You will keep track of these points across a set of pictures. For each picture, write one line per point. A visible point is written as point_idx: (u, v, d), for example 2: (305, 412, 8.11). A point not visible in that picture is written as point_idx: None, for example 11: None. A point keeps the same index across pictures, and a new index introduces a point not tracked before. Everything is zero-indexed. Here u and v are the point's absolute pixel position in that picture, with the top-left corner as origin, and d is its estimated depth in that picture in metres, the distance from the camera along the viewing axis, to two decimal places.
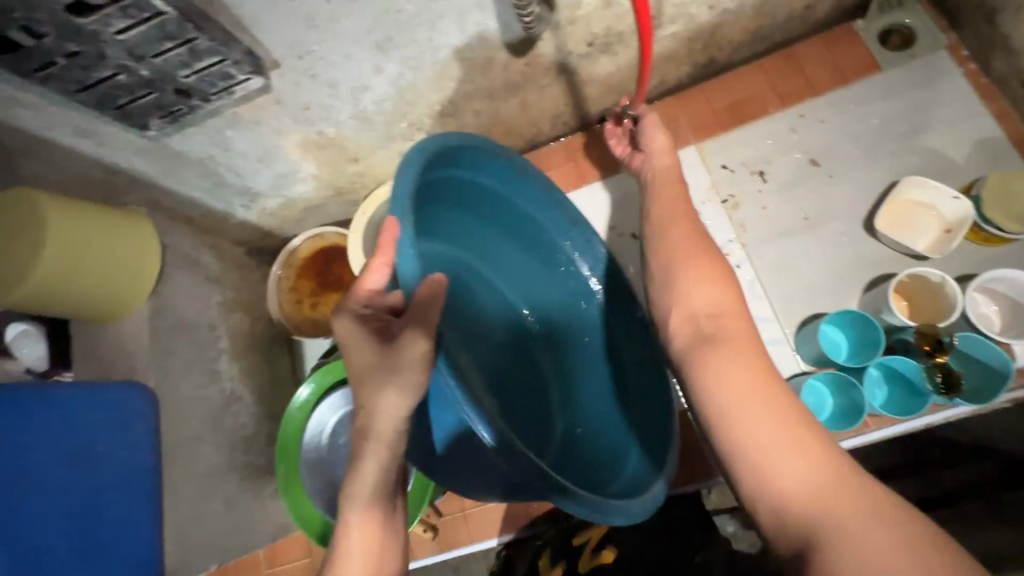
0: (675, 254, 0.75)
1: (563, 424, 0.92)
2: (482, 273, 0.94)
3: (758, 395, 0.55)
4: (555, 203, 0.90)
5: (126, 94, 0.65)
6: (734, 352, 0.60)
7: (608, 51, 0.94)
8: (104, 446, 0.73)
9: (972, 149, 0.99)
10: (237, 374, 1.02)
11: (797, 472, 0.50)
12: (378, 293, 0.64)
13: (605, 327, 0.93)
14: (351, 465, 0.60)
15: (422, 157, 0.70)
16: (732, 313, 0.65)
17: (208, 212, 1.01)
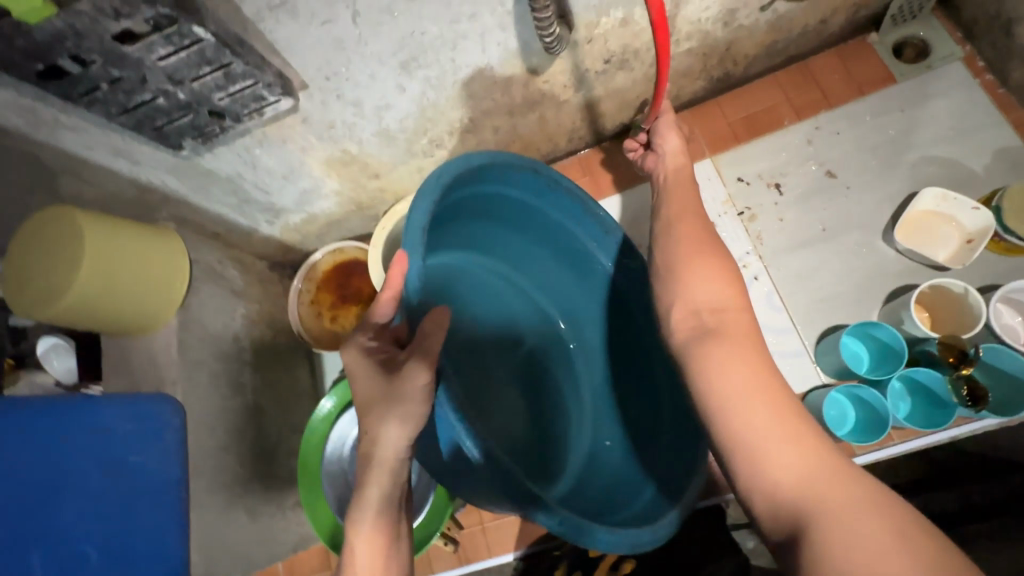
0: (676, 247, 0.75)
1: (593, 437, 0.93)
2: (518, 282, 0.97)
3: (756, 388, 0.56)
4: (588, 213, 0.88)
5: (163, 116, 0.68)
6: (734, 345, 0.61)
7: (625, 68, 0.96)
8: (137, 456, 0.73)
9: (991, 159, 0.99)
10: (260, 386, 1.04)
11: (791, 462, 0.51)
12: (384, 324, 0.64)
13: (640, 337, 0.93)
14: (354, 497, 0.55)
15: (438, 185, 0.71)
16: (734, 305, 0.65)
17: (234, 227, 1.04)
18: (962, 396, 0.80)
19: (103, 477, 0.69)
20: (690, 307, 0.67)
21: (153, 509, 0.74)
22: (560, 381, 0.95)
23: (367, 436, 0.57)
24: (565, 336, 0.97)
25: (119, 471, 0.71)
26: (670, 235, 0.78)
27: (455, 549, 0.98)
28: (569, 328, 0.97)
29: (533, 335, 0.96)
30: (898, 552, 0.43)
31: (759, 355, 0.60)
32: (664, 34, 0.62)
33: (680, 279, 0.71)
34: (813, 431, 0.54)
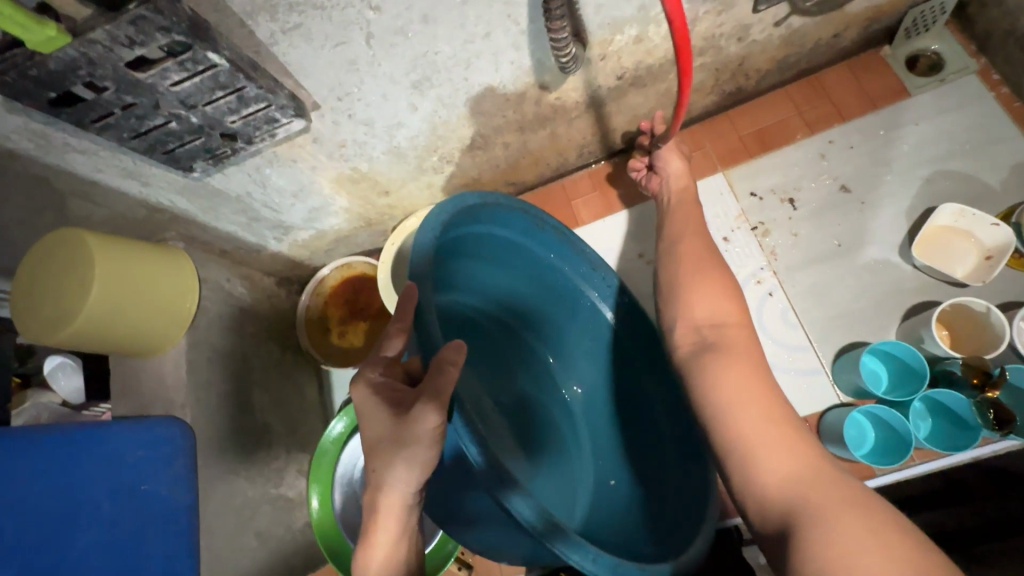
0: (682, 263, 0.77)
1: (597, 475, 0.91)
2: (508, 324, 0.96)
3: (747, 394, 0.58)
4: (576, 252, 0.90)
5: (176, 140, 0.67)
6: (732, 354, 0.62)
7: (637, 84, 0.95)
8: (148, 485, 0.73)
9: (1008, 173, 0.97)
10: (268, 406, 1.03)
11: (777, 461, 0.52)
12: (395, 360, 0.61)
13: (629, 369, 0.92)
14: (363, 537, 0.56)
15: (439, 224, 0.74)
16: (735, 323, 0.67)
17: (242, 244, 1.03)
18: (987, 419, 0.79)
19: (114, 507, 0.68)
20: (692, 325, 0.69)
21: (164, 536, 0.72)
22: (555, 420, 0.95)
23: (381, 469, 0.56)
24: (555, 374, 0.97)
25: (131, 498, 0.70)
26: (676, 251, 0.80)
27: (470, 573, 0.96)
28: (560, 365, 0.97)
29: (525, 378, 0.95)
30: (877, 544, 0.43)
31: (755, 365, 0.61)
32: (685, 56, 0.61)
33: (682, 296, 0.73)
34: (804, 436, 0.55)
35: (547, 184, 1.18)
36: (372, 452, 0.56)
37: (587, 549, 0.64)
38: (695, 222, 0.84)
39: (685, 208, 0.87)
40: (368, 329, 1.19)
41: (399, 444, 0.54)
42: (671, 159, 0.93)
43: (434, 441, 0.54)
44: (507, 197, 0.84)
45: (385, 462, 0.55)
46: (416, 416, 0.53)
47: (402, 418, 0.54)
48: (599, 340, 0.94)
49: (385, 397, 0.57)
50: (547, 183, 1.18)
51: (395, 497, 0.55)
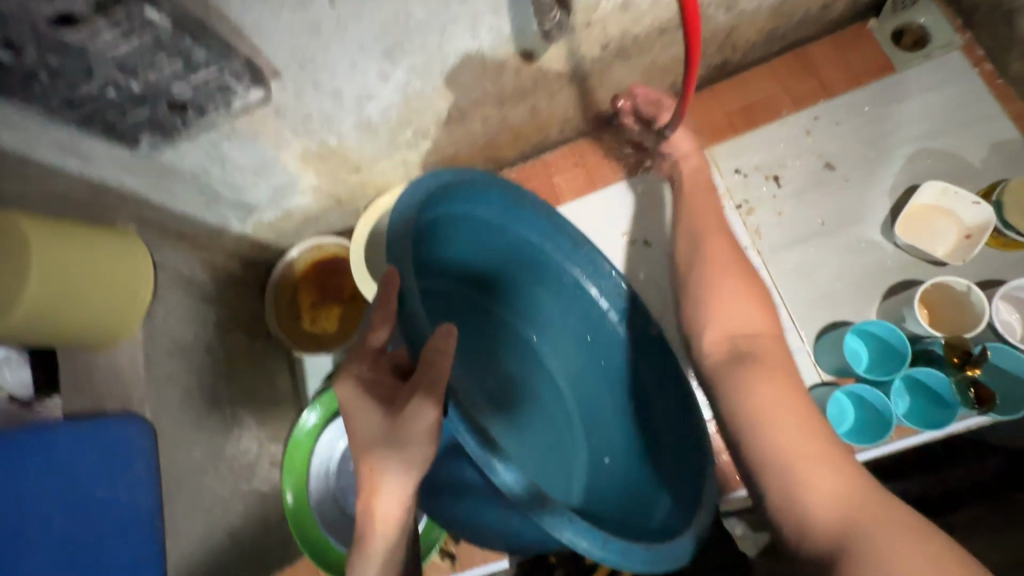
0: (705, 261, 0.74)
1: (591, 454, 0.90)
2: (487, 307, 0.93)
3: (782, 405, 0.56)
4: (556, 227, 0.84)
5: (116, 110, 0.60)
6: (762, 363, 0.61)
7: (622, 55, 0.91)
8: (105, 488, 0.67)
9: (990, 152, 0.97)
10: (236, 397, 0.97)
11: (818, 473, 0.52)
12: (381, 351, 0.57)
13: (618, 347, 0.87)
14: (355, 548, 0.50)
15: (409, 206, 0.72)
16: (756, 330, 0.66)
17: (201, 226, 0.95)
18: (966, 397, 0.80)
19: (65, 514, 0.63)
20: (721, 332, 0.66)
21: (129, 542, 0.68)
22: (544, 402, 0.92)
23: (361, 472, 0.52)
24: (543, 354, 0.93)
25: (87, 505, 0.65)
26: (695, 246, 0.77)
27: (453, 564, 0.94)
28: (546, 345, 0.93)
29: (512, 359, 0.93)
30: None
31: (785, 374, 0.60)
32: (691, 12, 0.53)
33: (706, 297, 0.70)
34: (840, 447, 0.54)
35: (527, 160, 1.13)
36: (357, 450, 0.51)
37: (597, 534, 0.58)
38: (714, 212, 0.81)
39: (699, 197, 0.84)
40: (341, 313, 1.14)
41: (390, 445, 0.50)
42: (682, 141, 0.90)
43: (423, 444, 0.50)
44: (482, 175, 0.81)
45: (376, 465, 0.49)
46: (401, 417, 0.50)
47: (387, 417, 0.51)
48: (586, 320, 0.89)
49: (369, 394, 0.53)
50: (527, 159, 1.13)
51: (391, 505, 0.49)
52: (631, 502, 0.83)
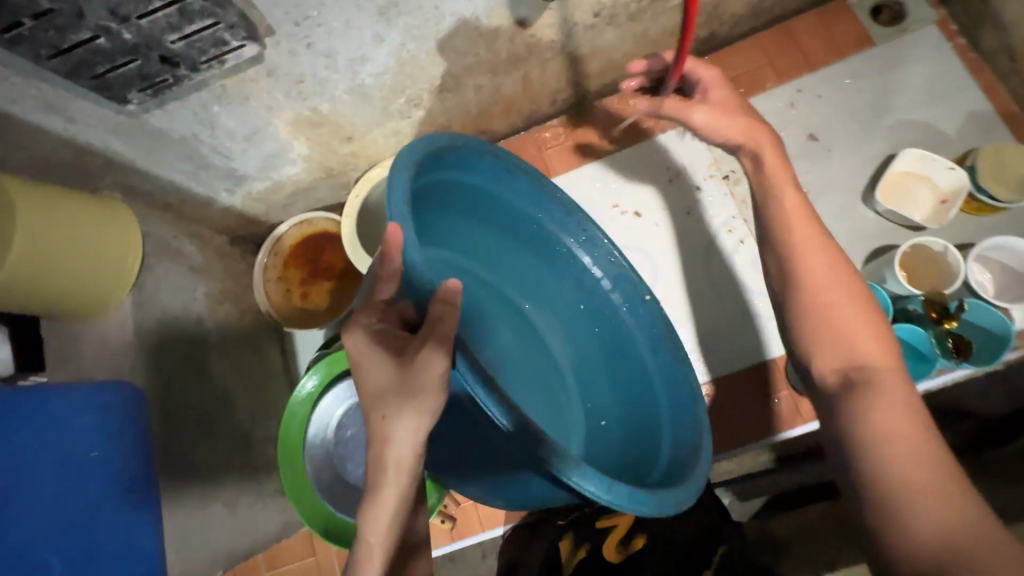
0: (809, 278, 0.65)
1: (588, 419, 0.90)
2: (482, 278, 0.91)
3: (897, 442, 0.53)
4: (549, 196, 0.87)
5: (106, 62, 0.59)
6: (880, 392, 0.57)
7: (614, 23, 0.91)
8: (98, 452, 0.66)
9: (964, 122, 1.01)
10: (227, 371, 0.95)
11: (921, 516, 0.49)
12: (389, 305, 0.56)
13: (611, 314, 0.90)
14: (366, 496, 0.50)
15: (410, 162, 0.67)
16: (874, 357, 0.60)
17: (189, 197, 0.93)
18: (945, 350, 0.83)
19: (58, 479, 0.61)
20: (834, 358, 0.62)
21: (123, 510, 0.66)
22: (542, 372, 0.91)
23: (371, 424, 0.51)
24: (538, 326, 0.93)
25: (79, 467, 0.64)
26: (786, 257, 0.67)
27: (452, 526, 1.01)
28: (541, 316, 0.93)
29: (508, 331, 0.92)
30: None
31: (911, 409, 0.55)
32: None
33: (812, 317, 0.64)
34: (968, 497, 0.49)
35: (518, 133, 1.13)
36: (369, 399, 0.51)
37: (603, 479, 0.59)
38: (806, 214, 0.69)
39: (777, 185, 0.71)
40: (332, 289, 1.13)
41: (401, 389, 0.50)
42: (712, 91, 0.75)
43: (434, 390, 0.50)
44: (476, 139, 0.79)
45: (390, 411, 0.50)
46: (415, 362, 0.49)
47: (400, 363, 0.51)
48: (579, 288, 0.91)
49: (381, 344, 0.52)
50: (519, 132, 1.13)
51: (404, 451, 0.49)
52: (631, 465, 0.83)
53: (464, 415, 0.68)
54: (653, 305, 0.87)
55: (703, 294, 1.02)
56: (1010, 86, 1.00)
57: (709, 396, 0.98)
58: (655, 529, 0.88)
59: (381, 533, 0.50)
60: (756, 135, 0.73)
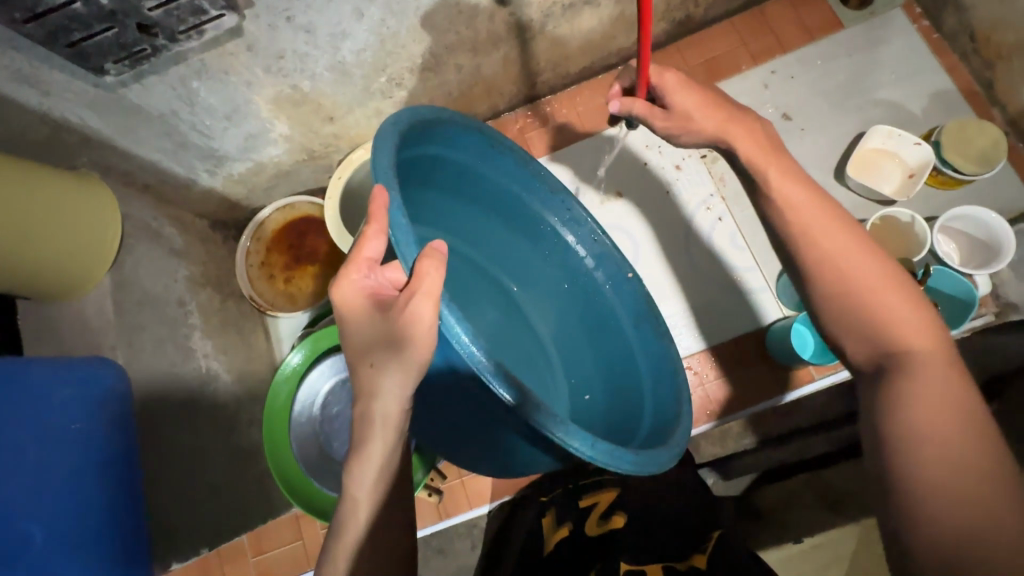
0: (830, 252, 0.61)
1: (571, 392, 0.91)
2: (469, 257, 0.92)
3: (937, 435, 0.50)
4: (534, 174, 0.86)
5: (82, 29, 0.59)
6: (924, 378, 0.53)
7: (591, 3, 0.93)
8: (79, 424, 0.66)
9: (929, 101, 1.05)
10: (212, 351, 0.93)
11: (944, 513, 0.47)
12: (377, 263, 0.55)
13: (595, 291, 0.89)
14: (356, 445, 0.53)
15: (396, 132, 0.67)
16: (911, 340, 0.57)
17: (168, 178, 0.92)
18: None
19: (39, 449, 0.61)
20: (864, 339, 0.59)
21: (105, 479, 0.68)
22: (527, 349, 0.93)
23: (364, 379, 0.53)
24: (523, 304, 0.94)
25: (64, 441, 0.64)
26: (805, 228, 0.62)
27: (439, 498, 1.01)
28: (526, 295, 0.94)
29: (493, 309, 0.93)
30: None
31: (958, 403, 0.52)
32: None
33: (837, 294, 0.60)
34: (1007, 508, 0.46)
35: (500, 117, 1.14)
36: (359, 354, 0.54)
37: (587, 436, 0.60)
38: (821, 191, 0.65)
39: (771, 170, 0.64)
40: (316, 273, 1.13)
41: (389, 341, 0.51)
42: (680, 92, 0.66)
43: (420, 343, 0.51)
44: (460, 114, 0.78)
45: (376, 364, 0.52)
46: (401, 318, 0.51)
47: (388, 318, 0.52)
48: (563, 267, 0.91)
49: (371, 301, 0.54)
50: (501, 116, 1.14)
51: (391, 403, 0.52)
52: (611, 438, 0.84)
53: (452, 381, 0.68)
54: (636, 283, 0.86)
55: (685, 272, 1.04)
56: (971, 65, 1.04)
57: (693, 367, 1.00)
58: (636, 508, 0.83)
59: (371, 479, 0.52)
60: (730, 128, 0.66)
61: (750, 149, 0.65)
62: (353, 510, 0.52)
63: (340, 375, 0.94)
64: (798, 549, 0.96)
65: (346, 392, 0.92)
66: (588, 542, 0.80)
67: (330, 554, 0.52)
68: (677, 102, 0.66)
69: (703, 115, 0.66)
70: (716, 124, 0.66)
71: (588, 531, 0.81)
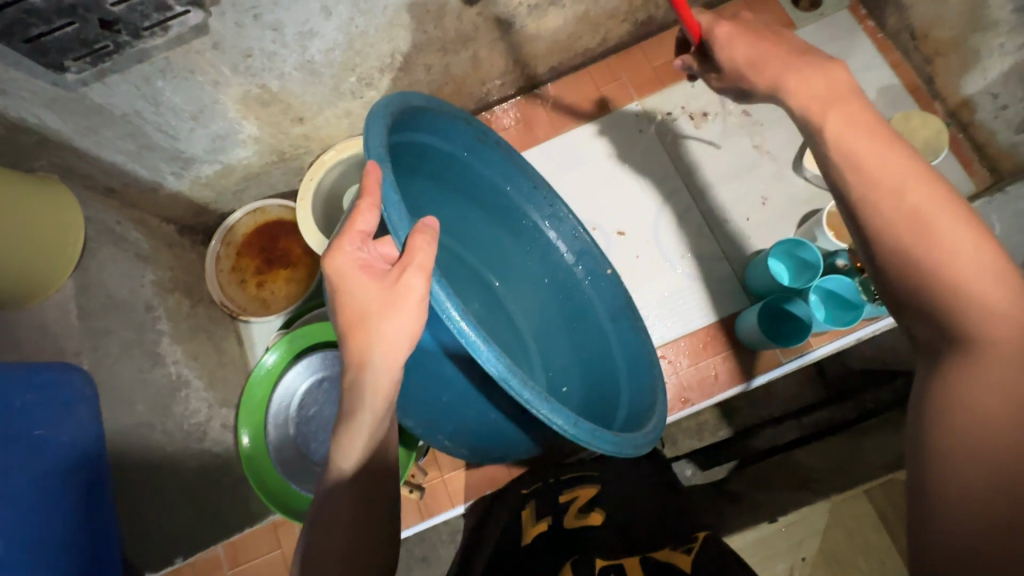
0: (894, 183, 0.49)
1: (549, 385, 0.89)
2: (450, 247, 0.89)
3: (991, 446, 0.39)
4: (517, 168, 0.88)
5: (41, 23, 0.58)
6: (992, 376, 0.42)
7: (555, 3, 0.96)
8: (42, 429, 0.68)
9: (877, 96, 1.11)
10: (182, 358, 0.91)
11: (969, 539, 0.38)
12: (369, 237, 0.56)
13: (573, 286, 0.91)
14: (344, 419, 0.54)
15: (387, 114, 0.67)
16: (993, 325, 0.44)
17: (133, 181, 0.91)
18: (869, 294, 0.88)
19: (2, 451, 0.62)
20: (923, 318, 0.47)
21: (70, 480, 0.69)
22: (506, 341, 0.90)
23: (354, 355, 0.53)
24: (503, 297, 0.92)
25: (26, 443, 0.66)
26: (872, 185, 0.49)
27: (421, 495, 0.99)
28: (505, 287, 0.93)
29: (474, 301, 0.91)
30: None
31: None
32: None
33: (900, 262, 0.48)
34: None
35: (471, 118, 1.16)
36: (346, 327, 0.54)
37: (570, 415, 0.61)
38: (896, 140, 0.51)
39: (830, 121, 0.53)
40: (289, 277, 1.11)
41: (381, 314, 0.52)
42: (735, 44, 0.59)
43: (413, 314, 0.53)
44: (449, 104, 0.80)
45: (368, 338, 0.52)
46: (398, 290, 0.52)
47: (383, 289, 0.52)
48: (543, 260, 0.92)
49: (365, 274, 0.53)
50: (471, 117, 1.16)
51: (381, 376, 0.53)
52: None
53: (435, 366, 0.68)
54: (614, 279, 0.89)
55: (662, 264, 1.06)
56: (913, 62, 1.11)
57: (667, 356, 1.02)
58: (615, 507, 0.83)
59: (362, 448, 0.54)
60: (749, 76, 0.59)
61: (810, 101, 0.54)
62: (340, 477, 0.54)
63: (317, 376, 0.93)
64: (772, 530, 1.00)
65: (323, 393, 0.93)
66: (565, 535, 0.78)
67: (311, 521, 0.53)
68: (727, 59, 0.59)
69: (757, 71, 0.57)
70: (773, 75, 0.56)
71: (567, 524, 0.80)
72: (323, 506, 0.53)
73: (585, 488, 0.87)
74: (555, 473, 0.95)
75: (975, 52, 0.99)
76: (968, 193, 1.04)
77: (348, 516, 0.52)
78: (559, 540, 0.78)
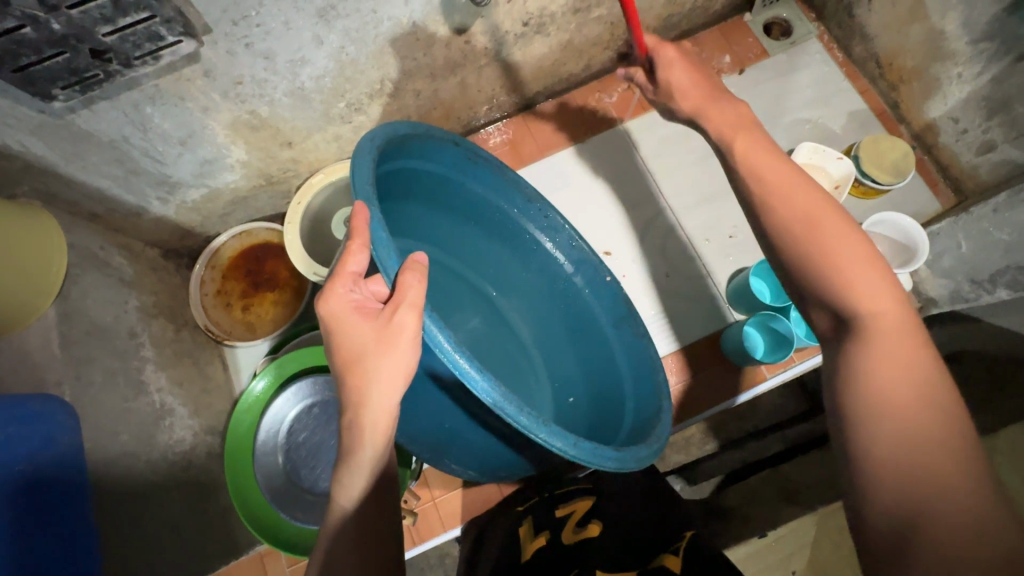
0: (795, 200, 0.56)
1: (556, 396, 0.92)
2: (448, 265, 0.92)
3: (888, 407, 0.45)
4: (510, 182, 0.87)
5: (31, 53, 0.58)
6: (881, 346, 0.48)
7: (541, 32, 0.99)
8: (23, 464, 0.64)
9: (846, 120, 1.16)
10: (166, 385, 0.90)
11: (896, 493, 0.43)
12: (361, 277, 0.56)
13: (574, 295, 0.90)
14: (342, 454, 0.54)
15: (373, 148, 0.68)
16: (868, 305, 0.50)
17: (117, 205, 0.90)
18: None
19: None
20: (822, 306, 0.54)
21: (55, 517, 0.65)
22: (509, 356, 0.93)
23: (352, 399, 0.53)
24: (506, 310, 0.94)
25: (6, 480, 0.62)
26: (764, 185, 0.57)
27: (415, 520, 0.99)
28: (506, 300, 0.94)
29: (477, 317, 0.93)
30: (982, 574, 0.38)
31: (913, 372, 0.46)
32: None
33: (798, 260, 0.54)
34: (946, 438, 0.43)
35: None
36: (344, 368, 0.54)
37: (569, 436, 0.61)
38: (801, 168, 0.58)
39: (737, 142, 0.61)
40: (276, 301, 1.09)
41: (377, 352, 0.52)
42: (673, 69, 0.64)
43: (409, 350, 0.53)
44: (436, 127, 0.80)
45: (365, 376, 0.53)
46: (394, 327, 0.52)
47: (378, 328, 0.53)
48: (544, 271, 0.91)
49: (358, 315, 0.54)
50: None
51: (381, 414, 0.53)
52: (594, 435, 0.85)
53: (430, 391, 0.68)
54: (615, 285, 0.88)
55: (650, 281, 1.08)
56: (879, 89, 1.17)
57: None
58: (611, 518, 0.84)
59: (361, 483, 0.53)
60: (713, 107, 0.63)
61: (721, 124, 0.62)
62: (343, 517, 0.54)
63: (307, 402, 0.93)
64: (762, 544, 0.99)
65: (313, 419, 0.92)
66: (565, 551, 0.78)
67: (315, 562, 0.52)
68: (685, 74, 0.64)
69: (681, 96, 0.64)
70: None
71: (565, 539, 0.80)
72: (328, 546, 0.53)
73: (581, 501, 0.87)
74: (549, 488, 0.95)
75: (936, 80, 1.05)
76: (935, 212, 1.09)
77: (352, 552, 0.52)
78: (559, 555, 0.78)
